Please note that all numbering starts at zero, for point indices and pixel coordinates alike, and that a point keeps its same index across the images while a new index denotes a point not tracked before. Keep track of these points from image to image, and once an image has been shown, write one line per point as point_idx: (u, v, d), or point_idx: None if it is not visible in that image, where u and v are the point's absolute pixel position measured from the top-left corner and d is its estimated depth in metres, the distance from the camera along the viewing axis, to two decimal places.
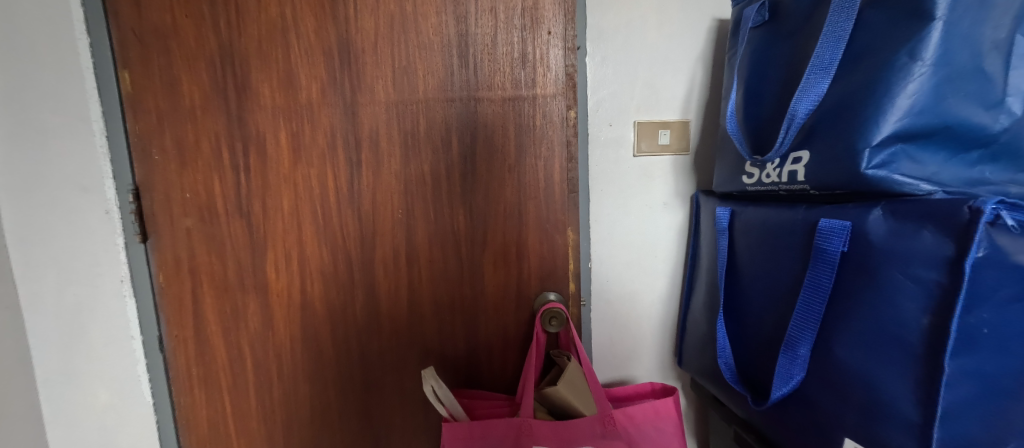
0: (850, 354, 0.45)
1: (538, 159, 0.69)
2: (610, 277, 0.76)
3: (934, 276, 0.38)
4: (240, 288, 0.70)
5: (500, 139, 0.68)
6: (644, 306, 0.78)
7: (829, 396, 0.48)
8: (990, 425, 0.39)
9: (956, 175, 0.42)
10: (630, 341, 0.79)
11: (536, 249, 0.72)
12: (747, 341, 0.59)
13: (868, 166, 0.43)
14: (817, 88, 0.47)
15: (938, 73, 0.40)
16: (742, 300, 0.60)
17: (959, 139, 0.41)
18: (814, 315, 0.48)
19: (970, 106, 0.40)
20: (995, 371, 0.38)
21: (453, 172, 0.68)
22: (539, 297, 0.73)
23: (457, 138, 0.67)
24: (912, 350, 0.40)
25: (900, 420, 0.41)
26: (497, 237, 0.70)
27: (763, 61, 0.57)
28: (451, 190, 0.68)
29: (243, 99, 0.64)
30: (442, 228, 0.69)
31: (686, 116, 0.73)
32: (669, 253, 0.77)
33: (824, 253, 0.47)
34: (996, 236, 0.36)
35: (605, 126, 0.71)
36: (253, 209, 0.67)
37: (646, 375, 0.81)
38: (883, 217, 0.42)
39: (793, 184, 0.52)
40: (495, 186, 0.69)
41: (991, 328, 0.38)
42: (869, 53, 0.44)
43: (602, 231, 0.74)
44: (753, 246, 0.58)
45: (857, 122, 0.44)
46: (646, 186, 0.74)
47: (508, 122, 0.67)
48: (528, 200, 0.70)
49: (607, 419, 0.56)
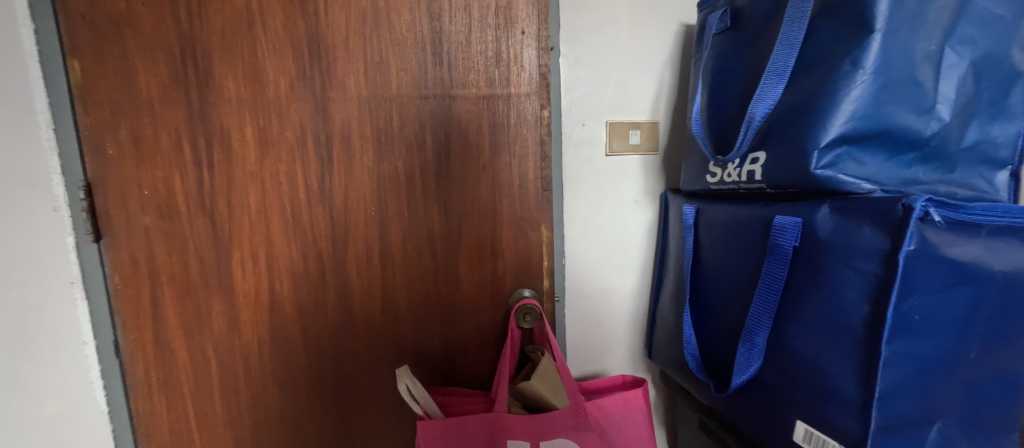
0: (800, 342, 0.49)
1: (512, 157, 0.70)
2: (583, 273, 0.79)
3: (873, 267, 0.42)
4: (203, 289, 0.67)
5: (473, 137, 0.68)
6: (616, 300, 0.81)
7: (782, 382, 0.51)
8: (921, 403, 0.43)
9: (894, 175, 0.46)
10: (602, 334, 0.82)
11: (510, 246, 0.72)
12: (710, 332, 0.62)
13: (817, 166, 0.46)
14: (773, 92, 0.51)
15: (877, 81, 0.44)
16: (706, 294, 0.63)
17: (895, 142, 0.45)
18: (769, 306, 0.51)
19: (905, 112, 0.44)
20: (926, 354, 0.42)
21: (428, 170, 0.68)
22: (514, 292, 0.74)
23: (430, 134, 0.67)
24: (853, 335, 0.44)
25: (844, 401, 0.44)
26: (472, 235, 0.71)
27: (724, 65, 0.60)
28: (426, 187, 0.68)
29: (206, 92, 0.61)
30: (416, 226, 0.69)
31: (655, 117, 0.76)
32: (640, 249, 0.80)
33: (778, 248, 0.50)
34: (924, 230, 0.40)
35: (578, 125, 0.74)
36: (217, 206, 0.65)
37: (617, 368, 0.84)
38: (830, 213, 0.46)
39: (751, 183, 0.55)
40: (474, 184, 0.69)
41: (922, 315, 0.42)
42: (818, 60, 0.47)
43: (577, 227, 0.77)
44: (716, 241, 0.61)
45: (807, 125, 0.47)
46: (619, 183, 0.77)
47: (482, 120, 0.68)
48: (502, 198, 0.71)
49: (578, 410, 0.57)
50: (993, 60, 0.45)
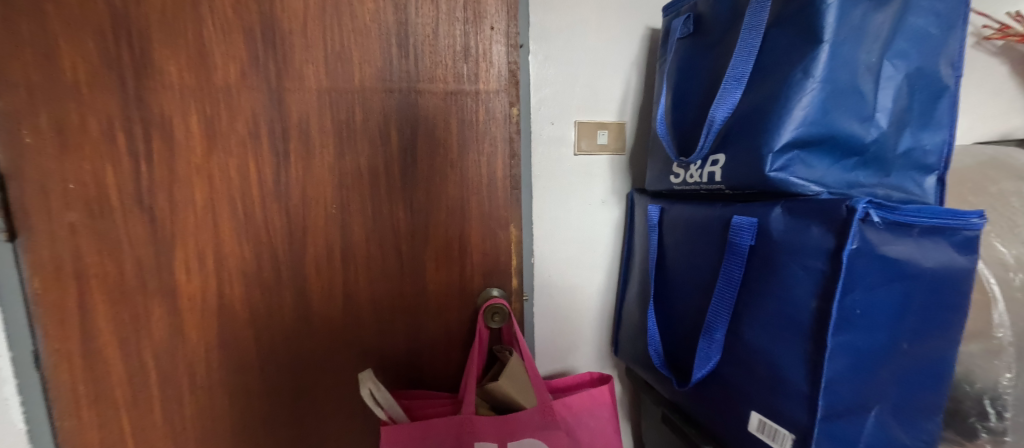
0: (755, 336, 0.51)
1: (480, 155, 0.69)
2: (551, 271, 0.79)
3: (820, 265, 0.45)
4: (141, 293, 0.61)
5: (440, 134, 0.66)
6: (583, 298, 0.82)
7: (738, 375, 0.53)
8: (862, 392, 0.46)
9: (839, 178, 0.49)
10: (570, 332, 0.82)
11: (478, 245, 0.71)
12: (673, 329, 0.64)
13: (772, 168, 0.49)
14: (731, 97, 0.53)
15: (825, 90, 0.47)
16: (669, 291, 0.65)
17: (840, 147, 0.48)
18: (727, 302, 0.54)
19: (850, 119, 0.47)
20: (865, 346, 0.45)
21: (393, 167, 0.65)
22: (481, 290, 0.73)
23: (396, 130, 0.64)
24: (803, 329, 0.46)
25: (794, 392, 0.47)
26: (439, 234, 0.69)
27: (687, 70, 0.62)
28: (391, 184, 0.66)
29: (143, 76, 0.56)
30: (380, 224, 0.66)
31: (622, 118, 0.78)
32: (607, 248, 0.82)
33: (736, 247, 0.52)
34: (865, 230, 0.43)
35: (547, 124, 0.74)
36: (157, 202, 0.59)
37: (584, 365, 0.85)
38: (782, 214, 0.49)
39: (712, 184, 0.57)
40: (440, 182, 0.68)
41: (863, 310, 0.45)
42: (772, 68, 0.50)
43: (545, 226, 0.78)
44: (679, 240, 0.63)
45: (763, 129, 0.49)
46: (587, 183, 0.78)
47: (449, 116, 0.66)
48: (470, 196, 0.69)
49: (545, 409, 0.57)
50: (919, 77, 0.50)
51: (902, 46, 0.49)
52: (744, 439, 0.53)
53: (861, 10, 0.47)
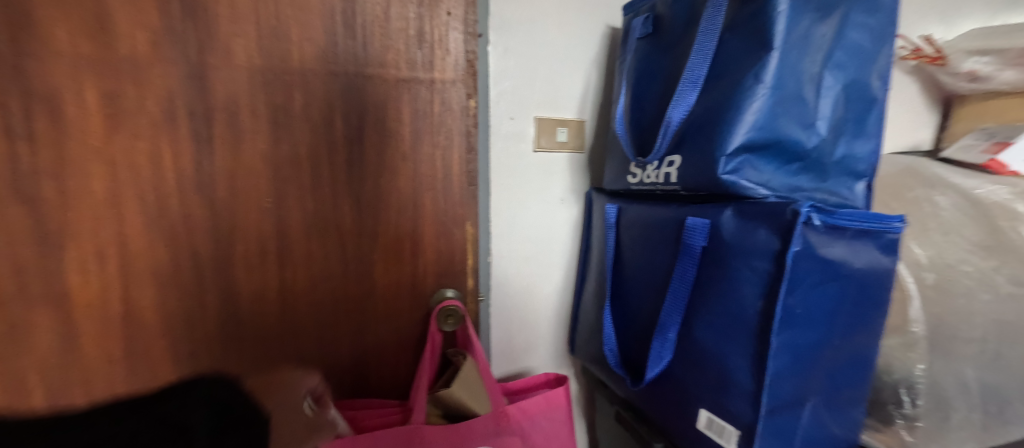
0: (705, 335, 0.52)
1: (435, 148, 0.65)
2: (508, 271, 0.77)
3: (766, 266, 0.46)
4: (22, 300, 0.49)
5: (392, 123, 0.62)
6: (540, 297, 0.81)
7: (689, 374, 0.54)
8: (800, 386, 0.48)
9: (783, 182, 0.51)
10: (526, 332, 0.81)
11: (432, 244, 0.68)
12: (629, 328, 0.65)
13: (724, 171, 0.49)
14: (688, 99, 0.54)
15: (773, 96, 0.48)
16: (625, 291, 0.66)
17: (785, 152, 0.50)
18: (680, 302, 0.54)
19: (794, 126, 0.49)
20: (804, 343, 0.48)
21: (338, 158, 0.60)
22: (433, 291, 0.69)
23: (341, 117, 0.59)
24: (750, 329, 0.48)
25: (740, 390, 0.48)
26: (389, 231, 0.65)
27: (646, 70, 0.63)
28: (336, 177, 0.60)
29: (21, 33, 0.45)
30: (324, 220, 0.61)
31: (581, 116, 0.77)
32: (564, 246, 0.81)
33: (689, 247, 0.53)
34: (807, 233, 0.45)
35: (506, 119, 0.72)
36: (43, 192, 0.48)
37: (541, 365, 0.84)
38: (733, 216, 0.50)
39: (668, 184, 0.58)
40: (391, 176, 0.64)
41: (803, 309, 0.47)
42: (726, 72, 0.51)
43: (502, 224, 0.75)
44: (635, 240, 0.64)
45: (716, 132, 0.50)
46: (546, 181, 0.77)
47: (401, 106, 0.62)
48: (423, 192, 0.66)
49: (500, 415, 0.55)
50: (854, 88, 0.53)
51: (840, 58, 0.52)
52: (692, 436, 0.54)
53: (806, 21, 0.49)
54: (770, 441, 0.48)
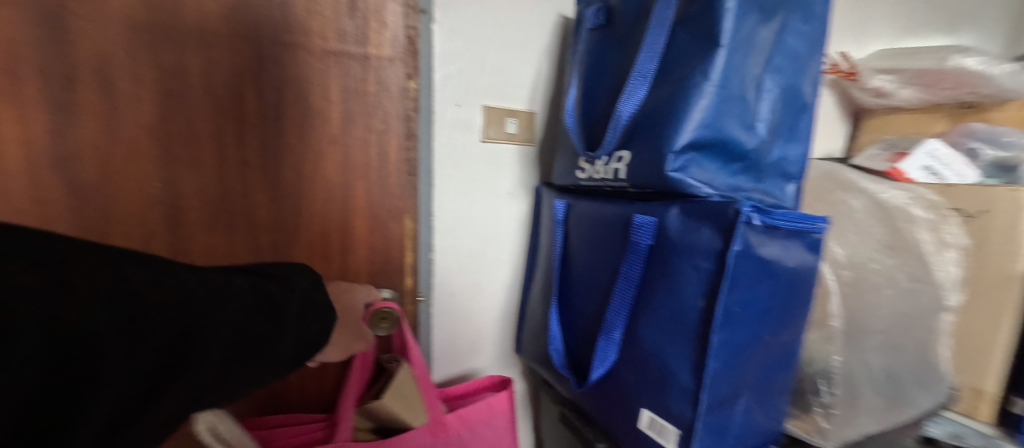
0: (649, 335, 0.52)
1: (369, 131, 0.62)
2: (452, 268, 0.73)
3: (707, 264, 0.47)
4: None
5: (314, 104, 0.57)
6: (486, 296, 0.77)
7: (632, 374, 0.54)
8: (734, 382, 0.50)
9: (725, 182, 0.52)
10: (471, 333, 0.77)
11: (364, 239, 0.65)
12: (575, 327, 0.63)
13: (671, 168, 0.49)
14: (637, 93, 0.53)
15: (719, 94, 0.48)
16: (572, 289, 0.64)
17: (728, 152, 0.51)
18: (625, 301, 0.54)
19: (737, 126, 0.50)
20: (740, 341, 0.49)
21: (248, 139, 0.54)
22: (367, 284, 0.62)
23: (253, 93, 0.53)
24: (691, 328, 0.48)
25: (680, 389, 0.48)
26: (314, 223, 0.60)
27: (598, 62, 0.61)
28: (246, 161, 0.54)
29: None
30: (231, 210, 0.55)
31: (532, 107, 0.74)
32: (512, 243, 0.78)
33: (635, 245, 0.53)
34: (748, 233, 0.46)
35: (452, 106, 0.67)
36: None
37: (486, 367, 0.80)
38: (678, 214, 0.49)
39: (616, 180, 0.57)
40: (312, 163, 0.59)
41: (740, 307, 0.48)
42: (674, 68, 0.51)
43: (446, 219, 0.70)
44: (584, 237, 0.62)
45: (665, 129, 0.50)
46: (494, 174, 0.73)
47: (327, 82, 0.57)
48: (354, 180, 0.62)
49: (437, 426, 0.52)
50: (790, 94, 0.55)
51: (779, 63, 0.54)
52: (635, 437, 0.54)
53: (751, 23, 0.50)
54: (706, 438, 0.49)
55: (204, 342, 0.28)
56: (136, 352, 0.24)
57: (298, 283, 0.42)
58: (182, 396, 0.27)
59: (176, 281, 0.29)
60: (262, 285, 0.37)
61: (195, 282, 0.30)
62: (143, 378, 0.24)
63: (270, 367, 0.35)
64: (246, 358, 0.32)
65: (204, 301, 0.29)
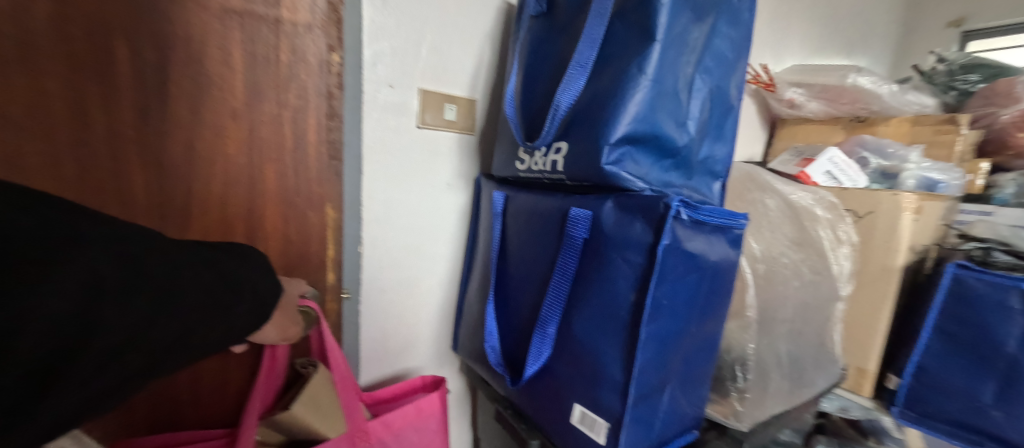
0: (582, 329, 0.52)
1: (281, 107, 0.56)
2: (383, 262, 0.68)
3: (639, 258, 0.47)
4: None
5: (209, 76, 0.50)
6: (420, 291, 0.73)
7: (566, 369, 0.54)
8: (662, 373, 0.51)
9: (658, 177, 0.53)
10: (403, 331, 0.73)
11: (275, 229, 0.58)
12: (511, 323, 0.62)
13: (607, 161, 0.49)
14: (576, 83, 0.52)
15: (654, 89, 0.49)
16: (508, 284, 0.63)
17: (661, 148, 0.52)
18: (561, 295, 0.53)
19: (669, 123, 0.51)
20: (668, 332, 0.50)
21: (122, 112, 0.46)
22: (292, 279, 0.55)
23: (129, 57, 0.45)
24: (622, 321, 0.48)
25: (611, 382, 0.49)
26: (211, 210, 0.53)
27: (539, 51, 0.60)
28: (120, 138, 0.46)
29: None
30: (98, 196, 0.46)
31: (473, 94, 0.71)
32: (449, 236, 0.75)
33: (571, 239, 0.52)
34: (676, 227, 0.47)
35: (384, 87, 0.62)
36: None
37: (419, 366, 0.77)
38: (613, 207, 0.50)
39: (554, 173, 0.56)
40: (210, 144, 0.51)
41: (668, 300, 0.49)
42: (611, 61, 0.51)
43: (377, 209, 0.66)
44: (521, 230, 0.61)
45: (602, 121, 0.49)
46: (431, 162, 0.69)
47: (230, 47, 0.51)
48: (264, 162, 0.56)
49: (358, 434, 0.48)
50: (717, 95, 0.58)
51: (708, 64, 0.56)
52: (568, 432, 0.53)
53: (683, 21, 0.51)
54: (635, 428, 0.49)
55: (161, 296, 0.30)
56: (99, 315, 0.26)
57: (255, 260, 0.42)
58: (140, 357, 0.29)
59: (140, 252, 0.31)
60: (215, 255, 0.38)
61: (154, 255, 0.32)
62: (108, 337, 0.26)
63: (225, 339, 0.37)
64: (203, 329, 0.34)
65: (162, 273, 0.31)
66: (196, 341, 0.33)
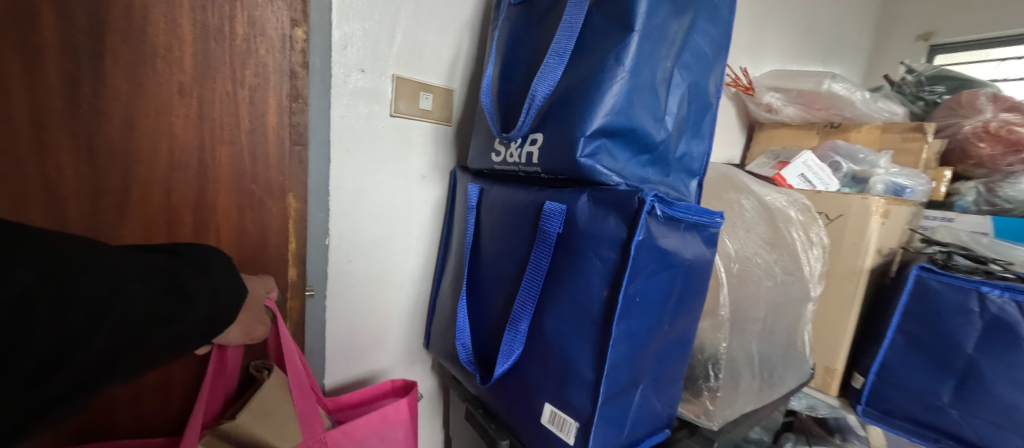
0: (554, 327, 0.50)
1: (237, 85, 0.52)
2: (351, 254, 0.65)
3: (612, 254, 0.46)
4: None
5: (151, 46, 0.45)
6: (391, 286, 0.71)
7: (537, 368, 0.52)
8: (633, 372, 0.50)
9: (635, 173, 0.52)
10: (372, 327, 0.70)
11: (228, 219, 0.54)
12: (482, 319, 0.60)
13: (582, 154, 0.48)
14: (553, 74, 0.51)
15: (631, 82, 0.48)
16: (481, 279, 0.61)
17: (638, 143, 0.51)
18: (533, 291, 0.52)
19: (647, 116, 0.50)
20: (640, 330, 0.49)
21: (41, 84, 0.41)
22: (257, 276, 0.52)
23: (55, 20, 0.40)
24: (594, 318, 0.47)
25: (581, 381, 0.47)
26: (152, 197, 0.49)
27: (518, 40, 0.58)
28: (43, 113, 0.41)
29: None
30: (16, 174, 0.41)
31: (450, 84, 0.69)
32: (423, 229, 0.73)
33: (544, 233, 0.51)
34: (650, 223, 0.46)
35: (355, 71, 0.59)
36: None
37: (388, 364, 0.74)
38: (588, 202, 0.48)
39: (529, 165, 0.54)
40: (152, 124, 0.47)
41: (641, 297, 0.48)
42: (588, 51, 0.50)
43: (346, 199, 0.63)
44: (495, 224, 0.59)
45: (578, 113, 0.48)
46: (404, 153, 0.67)
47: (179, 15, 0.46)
48: (216, 145, 0.52)
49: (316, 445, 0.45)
50: (696, 91, 0.58)
51: (687, 59, 0.55)
52: (537, 432, 0.52)
53: (663, 14, 0.50)
54: (604, 428, 0.48)
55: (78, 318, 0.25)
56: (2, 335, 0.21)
57: (219, 264, 0.37)
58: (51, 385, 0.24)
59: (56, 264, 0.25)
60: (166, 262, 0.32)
61: (92, 258, 0.27)
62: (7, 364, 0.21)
63: (174, 350, 0.32)
64: (147, 342, 0.29)
65: (101, 277, 0.26)
66: (135, 357, 0.29)
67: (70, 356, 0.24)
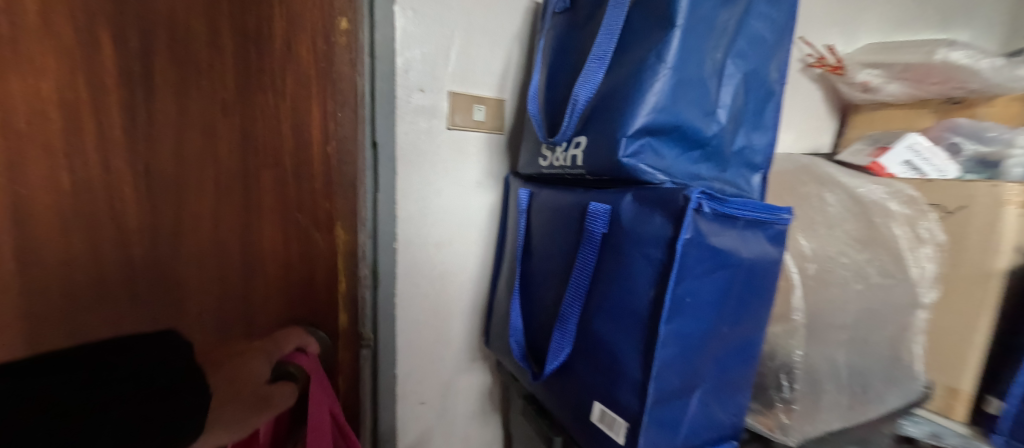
0: (602, 326, 0.51)
1: (291, 130, 0.68)
2: (416, 257, 0.72)
3: (658, 253, 0.45)
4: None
5: (200, 96, 0.64)
6: (453, 286, 0.76)
7: (586, 366, 0.53)
8: (687, 376, 0.49)
9: (684, 170, 0.50)
10: (437, 324, 0.76)
11: (273, 240, 0.73)
12: (535, 318, 0.62)
13: (624, 154, 0.48)
14: (594, 78, 0.52)
15: (675, 78, 0.47)
16: (532, 279, 0.63)
17: (687, 138, 0.49)
18: (580, 291, 0.53)
19: (695, 111, 0.49)
20: (693, 333, 0.47)
21: (168, 147, 0.64)
22: (290, 331, 0.67)
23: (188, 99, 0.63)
24: (640, 318, 0.47)
25: (629, 381, 0.47)
26: (223, 223, 0.70)
27: (562, 47, 0.60)
28: (161, 159, 0.64)
29: None
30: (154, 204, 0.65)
31: (501, 95, 0.73)
32: (480, 233, 0.77)
33: (590, 234, 0.51)
34: (698, 221, 0.44)
35: (415, 91, 0.66)
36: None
37: (453, 359, 0.79)
38: (632, 201, 0.48)
39: (574, 168, 0.55)
40: (221, 169, 0.68)
41: (692, 297, 0.46)
42: (629, 51, 0.50)
43: (410, 207, 0.69)
44: (544, 226, 0.61)
45: (619, 113, 0.48)
46: (460, 162, 0.72)
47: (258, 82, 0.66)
48: (269, 183, 0.71)
49: None
50: (755, 80, 0.54)
51: (742, 47, 0.52)
52: (587, 430, 0.52)
53: (711, 3, 0.48)
54: (655, 431, 0.47)
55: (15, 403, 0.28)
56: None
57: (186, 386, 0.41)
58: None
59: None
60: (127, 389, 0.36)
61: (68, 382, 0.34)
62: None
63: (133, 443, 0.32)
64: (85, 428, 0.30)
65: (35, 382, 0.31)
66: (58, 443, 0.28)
67: (42, 401, 0.29)
